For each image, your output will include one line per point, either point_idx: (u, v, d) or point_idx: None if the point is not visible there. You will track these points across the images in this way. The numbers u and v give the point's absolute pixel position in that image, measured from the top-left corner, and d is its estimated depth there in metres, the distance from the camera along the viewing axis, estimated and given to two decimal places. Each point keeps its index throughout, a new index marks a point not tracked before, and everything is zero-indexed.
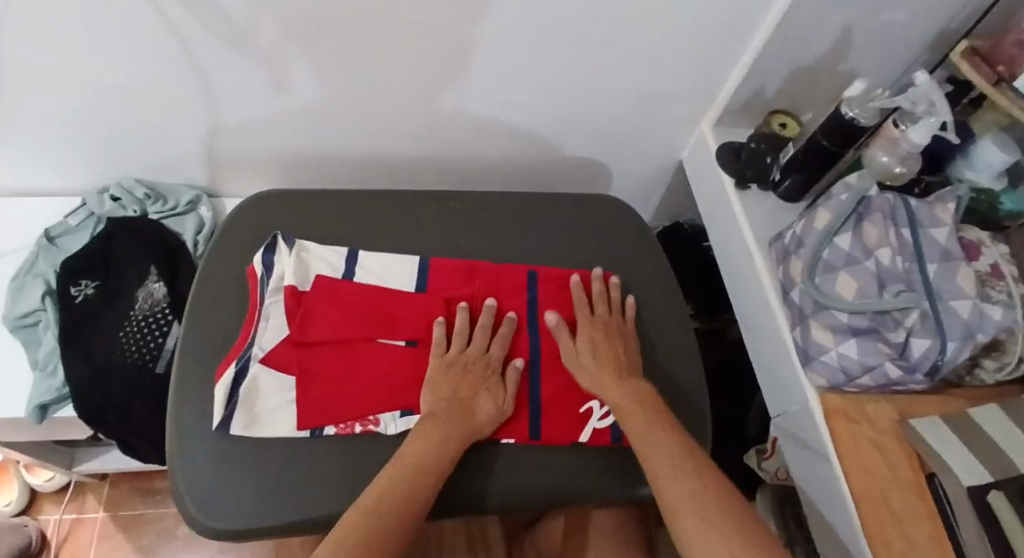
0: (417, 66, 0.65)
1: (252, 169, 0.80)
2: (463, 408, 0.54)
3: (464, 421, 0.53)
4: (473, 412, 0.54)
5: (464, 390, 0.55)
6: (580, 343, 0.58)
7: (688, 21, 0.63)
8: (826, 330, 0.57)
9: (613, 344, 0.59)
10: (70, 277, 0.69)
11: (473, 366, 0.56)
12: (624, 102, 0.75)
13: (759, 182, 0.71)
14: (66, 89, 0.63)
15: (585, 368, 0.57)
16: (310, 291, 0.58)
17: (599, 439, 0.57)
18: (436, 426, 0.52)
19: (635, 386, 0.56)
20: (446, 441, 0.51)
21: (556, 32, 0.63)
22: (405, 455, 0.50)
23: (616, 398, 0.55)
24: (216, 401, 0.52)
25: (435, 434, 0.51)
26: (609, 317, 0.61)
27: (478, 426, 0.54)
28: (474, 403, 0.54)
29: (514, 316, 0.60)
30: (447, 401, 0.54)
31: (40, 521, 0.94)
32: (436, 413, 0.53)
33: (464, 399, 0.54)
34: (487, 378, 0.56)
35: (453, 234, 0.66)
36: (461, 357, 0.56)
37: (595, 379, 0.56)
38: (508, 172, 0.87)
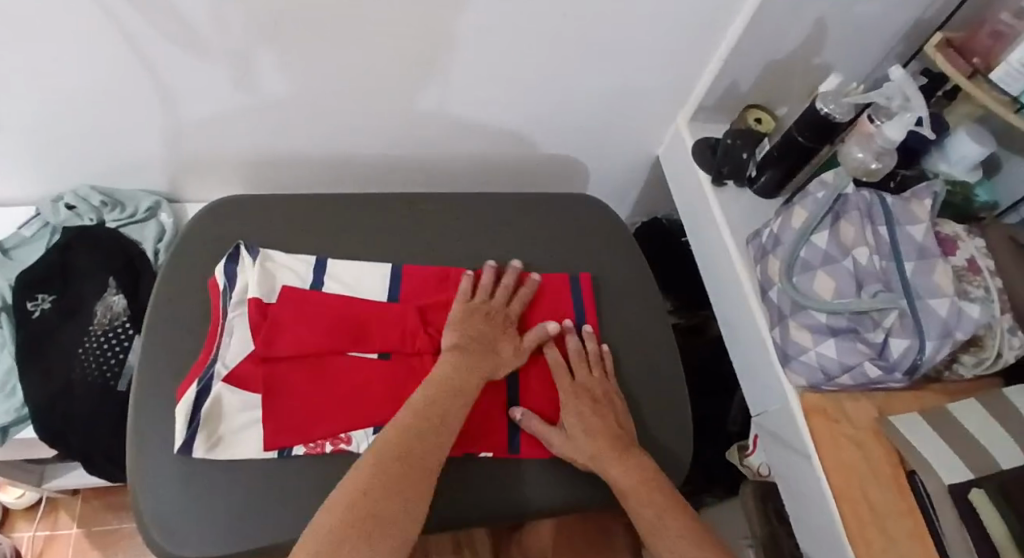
0: (381, 64, 0.63)
1: (214, 173, 0.77)
2: (486, 345, 0.55)
3: (489, 357, 0.54)
4: (496, 353, 0.55)
5: (490, 333, 0.56)
6: (568, 417, 0.54)
7: (660, 14, 0.61)
8: (804, 329, 0.57)
9: (595, 392, 0.56)
10: (26, 291, 0.66)
11: (497, 314, 0.58)
12: (599, 98, 0.73)
13: (736, 178, 0.69)
14: (9, 93, 0.60)
15: (577, 442, 0.53)
16: (276, 304, 0.56)
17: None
18: (464, 359, 0.53)
19: (637, 460, 0.52)
20: (470, 377, 0.52)
21: (525, 27, 0.61)
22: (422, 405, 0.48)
23: (609, 457, 0.52)
24: (177, 422, 0.50)
25: (457, 372, 0.51)
26: (592, 381, 0.57)
27: (497, 365, 0.54)
28: (496, 344, 0.55)
29: (536, 278, 0.61)
30: (473, 337, 0.55)
31: (13, 539, 0.91)
32: (463, 347, 0.54)
33: (490, 341, 0.55)
34: (507, 328, 0.57)
35: (423, 240, 0.64)
36: (484, 306, 0.58)
37: (590, 453, 0.52)
38: (482, 171, 0.85)
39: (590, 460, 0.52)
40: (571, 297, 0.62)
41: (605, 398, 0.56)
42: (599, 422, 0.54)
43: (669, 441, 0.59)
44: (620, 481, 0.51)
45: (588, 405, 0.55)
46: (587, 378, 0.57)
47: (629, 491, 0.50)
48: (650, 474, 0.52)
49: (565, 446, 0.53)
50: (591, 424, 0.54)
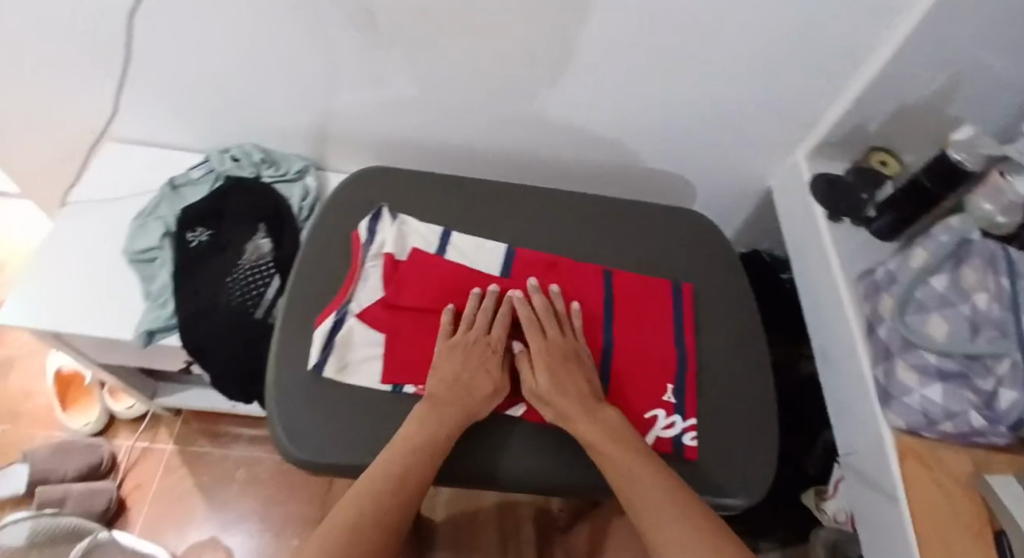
0: (527, 62, 0.70)
1: (358, 148, 0.85)
2: (461, 389, 0.54)
3: (462, 399, 0.54)
4: (471, 394, 0.54)
5: (465, 373, 0.55)
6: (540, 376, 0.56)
7: (795, 41, 0.65)
8: (912, 370, 0.56)
9: (563, 351, 0.57)
10: (189, 223, 0.77)
11: (474, 348, 0.57)
12: (720, 121, 0.77)
13: (853, 216, 0.71)
14: (213, 52, 0.71)
15: (552, 402, 0.54)
16: (406, 261, 0.62)
17: (661, 448, 0.56)
18: (435, 409, 0.53)
19: (607, 417, 0.54)
20: (445, 423, 0.52)
21: (663, 41, 0.66)
22: (402, 433, 0.51)
23: (576, 415, 0.53)
24: (313, 345, 0.57)
25: (429, 416, 0.52)
26: (564, 340, 0.58)
27: (476, 408, 0.54)
28: (473, 384, 0.55)
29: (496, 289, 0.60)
30: (449, 384, 0.54)
31: (114, 445, 1.02)
32: (437, 396, 0.54)
33: (464, 381, 0.55)
34: (487, 359, 0.57)
35: (540, 226, 0.69)
36: (464, 338, 0.57)
37: (562, 412, 0.54)
38: (594, 179, 0.90)
39: (557, 417, 0.54)
40: (672, 302, 0.64)
41: (573, 355, 0.57)
42: (568, 378, 0.55)
43: None
44: (588, 436, 0.52)
45: (557, 361, 0.56)
46: (556, 334, 0.58)
47: (598, 446, 0.52)
48: (618, 430, 0.53)
49: (535, 396, 0.56)
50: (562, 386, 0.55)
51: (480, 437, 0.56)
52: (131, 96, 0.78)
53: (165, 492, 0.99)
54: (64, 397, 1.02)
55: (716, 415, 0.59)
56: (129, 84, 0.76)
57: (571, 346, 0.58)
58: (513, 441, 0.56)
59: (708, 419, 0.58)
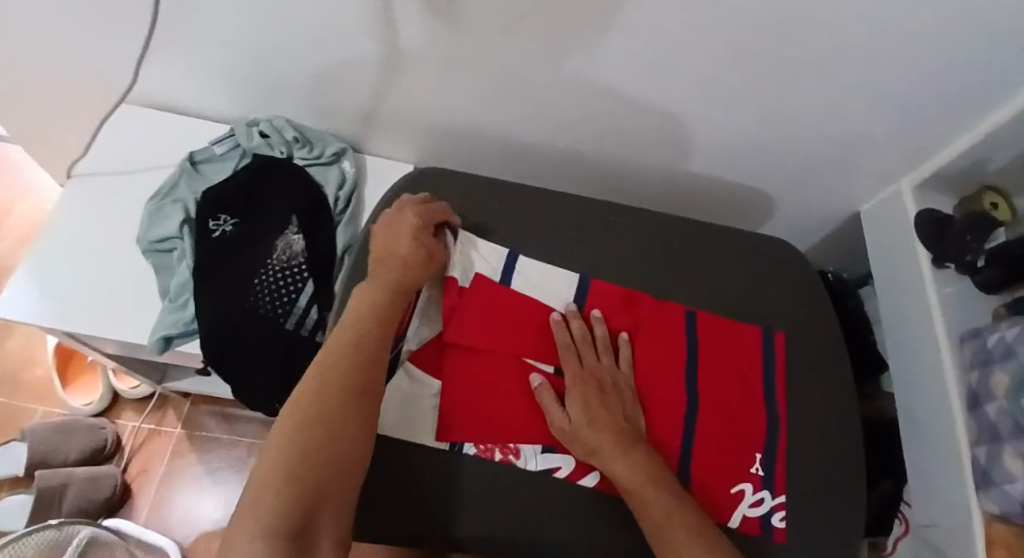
0: (622, 62, 0.60)
1: (406, 133, 0.76)
2: (398, 266, 0.51)
3: (400, 275, 0.51)
4: (407, 268, 0.51)
5: (399, 246, 0.52)
6: (570, 409, 0.50)
7: (931, 67, 0.56)
8: (1020, 459, 0.51)
9: (598, 371, 0.53)
10: (211, 209, 0.68)
11: (424, 232, 0.53)
12: (819, 140, 0.69)
13: (958, 264, 0.64)
14: (249, 18, 0.60)
15: (579, 439, 0.49)
16: (469, 290, 0.56)
17: (748, 529, 0.51)
18: (374, 291, 0.49)
19: (644, 453, 0.48)
20: (377, 312, 0.48)
21: (781, 53, 0.56)
22: (340, 333, 0.47)
23: (611, 450, 0.47)
24: None
25: (366, 303, 0.48)
26: (599, 367, 0.53)
27: (413, 281, 0.51)
28: (409, 257, 0.52)
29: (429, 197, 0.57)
30: (384, 263, 0.51)
31: (118, 426, 0.95)
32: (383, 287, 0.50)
33: (400, 255, 0.52)
34: (422, 230, 0.54)
35: (620, 253, 0.61)
36: (391, 217, 0.55)
37: (593, 449, 0.48)
38: (665, 186, 0.82)
39: (590, 454, 0.49)
40: (760, 358, 0.58)
41: (611, 388, 0.52)
42: (603, 413, 0.49)
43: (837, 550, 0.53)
44: (623, 477, 0.47)
45: (593, 393, 0.51)
46: (592, 361, 0.53)
47: (633, 489, 0.46)
48: (653, 464, 0.48)
49: (565, 433, 0.50)
50: (591, 407, 0.49)
51: (548, 502, 0.50)
52: (153, 60, 0.68)
53: (172, 477, 0.94)
54: (63, 373, 0.95)
55: (806, 489, 0.54)
56: (151, 47, 0.66)
57: (612, 371, 0.53)
58: (587, 515, 0.50)
59: (798, 494, 0.53)
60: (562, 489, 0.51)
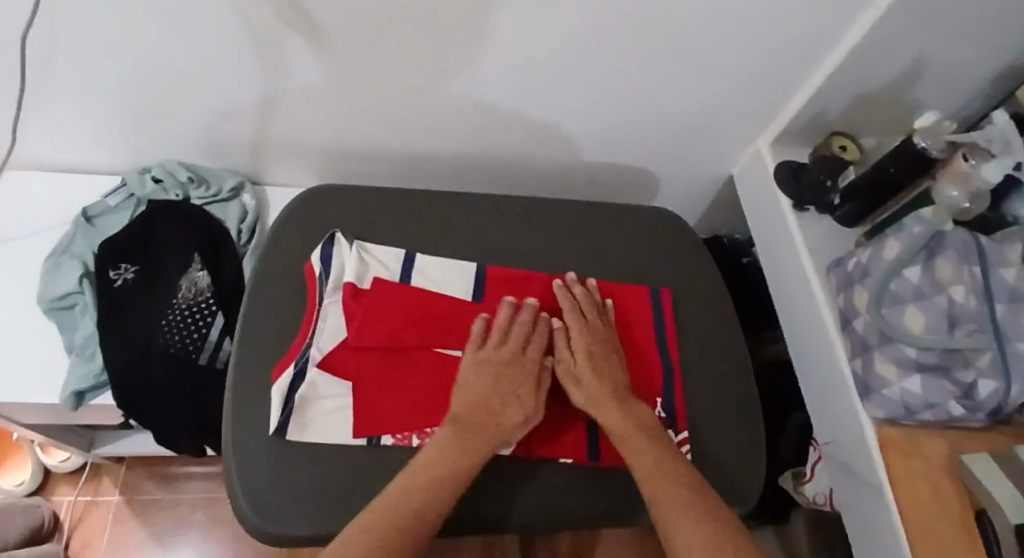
0: (486, 66, 0.65)
1: (301, 160, 0.78)
2: (486, 417, 0.51)
3: (492, 425, 0.51)
4: (498, 423, 0.51)
5: (497, 397, 0.52)
6: (575, 352, 0.56)
7: (756, 36, 0.63)
8: (890, 363, 0.57)
9: (601, 360, 0.56)
10: (111, 259, 0.67)
11: (533, 393, 0.54)
12: (682, 113, 0.75)
13: (817, 204, 0.71)
14: (120, 67, 0.61)
15: (581, 384, 0.54)
16: (369, 290, 0.57)
17: None
18: (460, 435, 0.49)
19: (634, 409, 0.54)
20: (462, 459, 0.48)
21: (625, 40, 0.62)
22: (420, 462, 0.48)
23: (607, 400, 0.53)
24: (271, 405, 0.51)
25: (455, 443, 0.49)
26: (598, 323, 0.59)
27: (503, 434, 0.51)
28: (499, 410, 0.52)
29: (533, 302, 0.58)
30: (472, 406, 0.52)
31: (54, 503, 0.92)
32: (462, 419, 0.50)
33: (493, 407, 0.52)
34: (524, 384, 0.54)
35: (510, 240, 0.65)
36: (501, 356, 0.55)
37: (590, 396, 0.54)
38: (556, 178, 0.87)
39: (588, 401, 0.54)
40: (651, 311, 0.63)
41: (609, 346, 0.58)
42: (604, 365, 0.55)
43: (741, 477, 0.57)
44: (613, 424, 0.52)
45: (597, 347, 0.57)
46: (594, 321, 0.59)
47: (621, 433, 0.52)
48: (644, 424, 0.53)
49: (568, 374, 0.55)
50: (601, 404, 0.53)
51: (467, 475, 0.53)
52: (29, 120, 0.67)
53: (116, 547, 0.91)
54: None
55: (704, 421, 0.59)
56: (27, 107, 0.65)
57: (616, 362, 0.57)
58: (508, 484, 0.54)
59: (698, 427, 0.58)
60: None
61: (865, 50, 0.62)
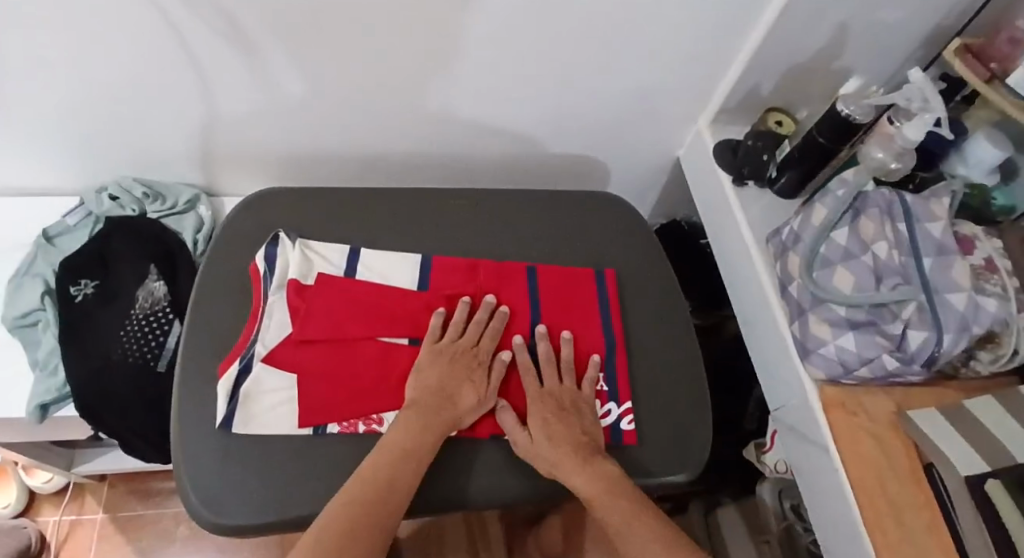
0: (418, 65, 0.66)
1: (252, 169, 0.80)
2: (444, 399, 0.54)
3: (448, 410, 0.53)
4: (455, 405, 0.54)
5: (450, 383, 0.55)
6: (531, 424, 0.55)
7: (678, 16, 0.65)
8: (824, 323, 0.58)
9: (567, 429, 0.55)
10: (70, 276, 0.69)
11: (483, 383, 0.57)
12: (620, 99, 0.77)
13: (756, 179, 0.73)
14: (61, 89, 0.63)
15: (540, 443, 0.54)
16: (313, 286, 0.59)
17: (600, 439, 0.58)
18: (416, 417, 0.52)
19: (601, 466, 0.53)
20: (423, 437, 0.51)
21: (550, 29, 0.64)
22: (385, 443, 0.50)
23: (570, 462, 0.52)
24: (219, 398, 0.53)
25: (414, 425, 0.51)
26: (561, 389, 0.57)
27: (458, 417, 0.54)
28: (456, 395, 0.55)
29: (492, 299, 0.60)
30: (430, 391, 0.54)
31: (39, 523, 0.93)
32: (420, 402, 0.53)
33: (449, 392, 0.54)
34: (474, 370, 0.57)
35: (452, 231, 0.67)
36: (452, 347, 0.57)
37: (554, 454, 0.53)
38: (507, 173, 0.89)
39: (552, 469, 0.53)
40: (595, 291, 0.65)
41: (571, 407, 0.57)
42: (563, 429, 0.54)
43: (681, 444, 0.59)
44: (583, 487, 0.51)
45: (553, 412, 0.55)
46: (554, 383, 0.58)
47: (593, 498, 0.51)
48: (613, 479, 0.52)
49: (530, 452, 0.54)
50: (570, 476, 0.52)
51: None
52: None
53: None
54: None
55: (646, 393, 0.61)
56: None
57: (590, 428, 0.56)
58: (459, 464, 0.55)
59: (641, 401, 0.61)
60: None
61: (785, 20, 0.63)
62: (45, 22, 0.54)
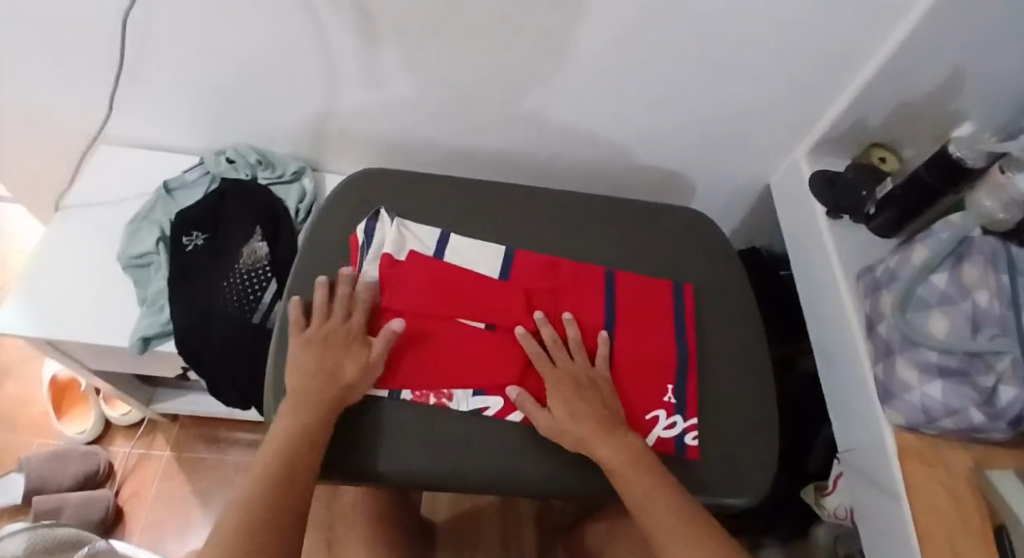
0: (528, 67, 0.69)
1: (357, 150, 0.85)
2: (326, 376, 0.53)
3: (328, 385, 0.53)
4: (339, 377, 0.54)
5: (328, 360, 0.54)
6: (555, 406, 0.55)
7: (789, 43, 0.65)
8: (912, 366, 0.56)
9: (589, 406, 0.55)
10: (184, 227, 0.75)
11: (354, 349, 0.56)
12: (719, 119, 0.77)
13: (852, 213, 0.72)
14: (198, 55, 0.69)
15: (560, 421, 0.54)
16: (404, 262, 0.62)
17: (662, 448, 0.58)
18: (299, 399, 0.52)
19: (624, 440, 0.53)
20: (314, 412, 0.51)
21: (661, 44, 0.66)
22: (276, 429, 0.51)
23: (595, 436, 0.53)
24: None
25: (300, 404, 0.52)
26: (575, 366, 0.58)
27: (347, 389, 0.53)
28: (337, 368, 0.54)
29: (350, 272, 0.60)
30: (313, 373, 0.53)
31: (111, 452, 1.00)
32: (300, 385, 0.53)
33: (329, 367, 0.54)
34: (350, 343, 0.56)
35: (540, 226, 0.69)
36: (320, 329, 0.57)
37: (573, 433, 0.53)
38: (593, 180, 0.90)
39: (576, 444, 0.53)
40: (672, 304, 0.66)
41: (586, 383, 0.57)
42: (584, 404, 0.55)
43: (745, 468, 0.59)
44: (607, 458, 0.52)
45: (573, 389, 0.56)
46: (567, 362, 0.58)
47: (617, 469, 0.51)
48: (635, 452, 0.53)
49: (553, 430, 0.54)
50: (597, 449, 0.52)
51: (473, 431, 0.56)
52: (124, 97, 0.76)
53: (164, 498, 0.98)
54: (60, 403, 1.00)
55: (714, 411, 0.61)
56: (121, 85, 0.74)
57: (608, 400, 0.57)
58: (525, 451, 0.56)
59: (708, 417, 0.61)
60: (490, 426, 0.57)
61: (904, 55, 0.63)
62: None
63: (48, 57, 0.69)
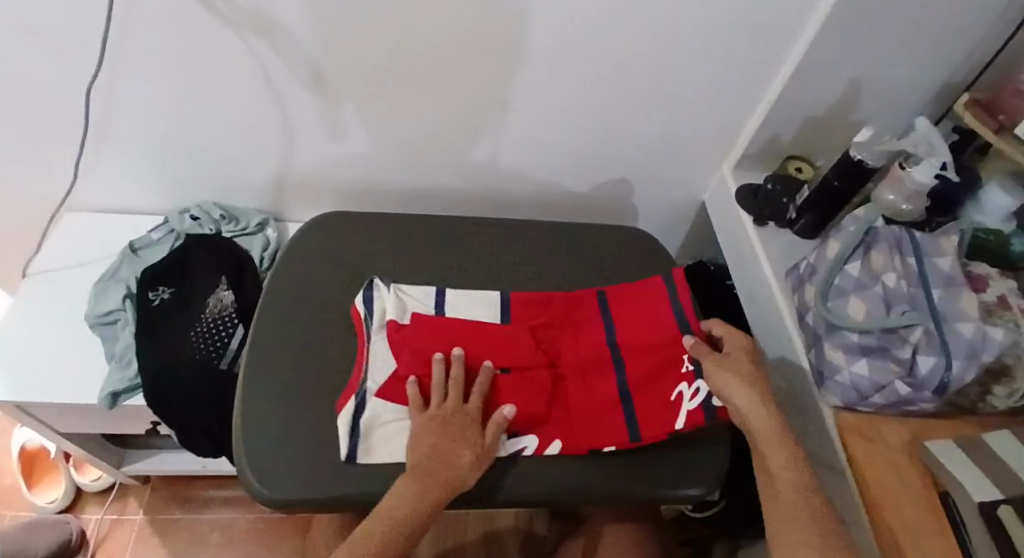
0: (468, 112, 0.75)
1: (316, 199, 0.89)
2: (438, 464, 0.54)
3: (443, 472, 0.53)
4: (452, 467, 0.54)
5: (444, 446, 0.55)
6: (727, 364, 0.58)
7: (701, 71, 0.73)
8: (838, 349, 0.61)
9: (755, 385, 0.57)
10: (149, 283, 0.77)
11: (473, 435, 0.56)
12: (650, 144, 0.84)
13: (777, 220, 0.78)
14: (159, 120, 0.74)
15: (727, 382, 0.57)
16: (409, 325, 0.63)
17: (695, 419, 0.59)
18: (412, 485, 0.53)
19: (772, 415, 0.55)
20: (422, 500, 0.52)
21: (586, 81, 0.73)
22: (382, 508, 0.52)
23: (748, 403, 0.56)
24: (339, 434, 0.57)
25: (409, 490, 0.52)
26: (742, 354, 0.60)
27: (458, 479, 0.54)
28: (452, 455, 0.54)
29: (458, 352, 0.59)
30: (422, 460, 0.54)
31: (83, 520, 0.98)
32: (414, 470, 0.53)
33: (442, 456, 0.54)
34: (466, 429, 0.56)
35: (493, 253, 0.74)
36: (441, 411, 0.57)
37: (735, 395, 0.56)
38: (542, 210, 0.96)
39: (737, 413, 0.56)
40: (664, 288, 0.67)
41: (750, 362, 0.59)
42: (754, 384, 0.57)
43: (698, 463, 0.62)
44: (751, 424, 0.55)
45: (741, 364, 0.59)
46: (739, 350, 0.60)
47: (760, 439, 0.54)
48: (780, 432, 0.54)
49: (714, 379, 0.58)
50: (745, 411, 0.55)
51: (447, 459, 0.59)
52: (89, 162, 0.79)
53: None
54: (28, 474, 0.98)
55: None
56: (86, 151, 0.77)
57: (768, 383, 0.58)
58: (489, 466, 0.59)
59: None
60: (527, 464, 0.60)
61: (801, 75, 0.71)
62: (162, 59, 0.65)
63: (15, 130, 0.73)
